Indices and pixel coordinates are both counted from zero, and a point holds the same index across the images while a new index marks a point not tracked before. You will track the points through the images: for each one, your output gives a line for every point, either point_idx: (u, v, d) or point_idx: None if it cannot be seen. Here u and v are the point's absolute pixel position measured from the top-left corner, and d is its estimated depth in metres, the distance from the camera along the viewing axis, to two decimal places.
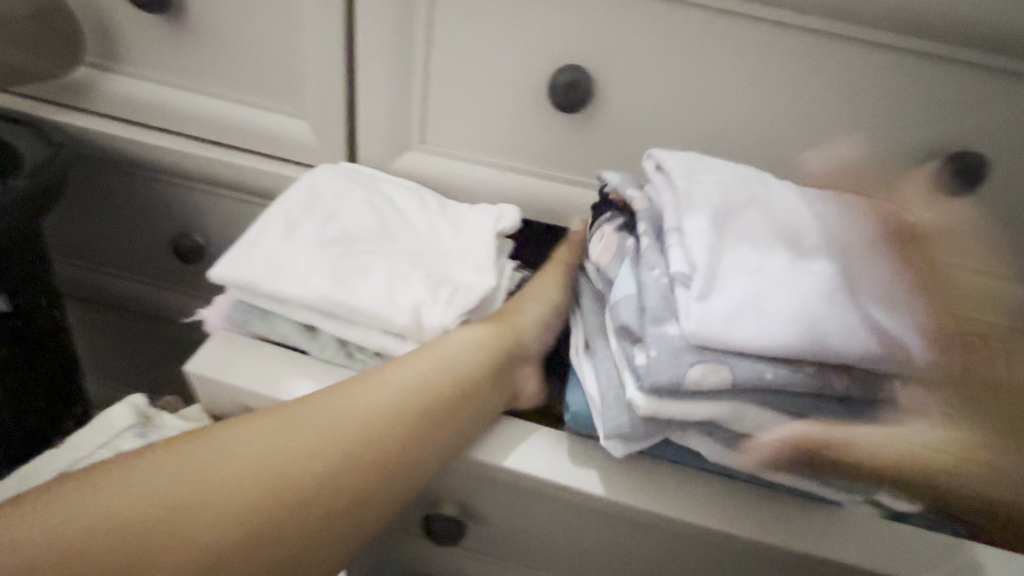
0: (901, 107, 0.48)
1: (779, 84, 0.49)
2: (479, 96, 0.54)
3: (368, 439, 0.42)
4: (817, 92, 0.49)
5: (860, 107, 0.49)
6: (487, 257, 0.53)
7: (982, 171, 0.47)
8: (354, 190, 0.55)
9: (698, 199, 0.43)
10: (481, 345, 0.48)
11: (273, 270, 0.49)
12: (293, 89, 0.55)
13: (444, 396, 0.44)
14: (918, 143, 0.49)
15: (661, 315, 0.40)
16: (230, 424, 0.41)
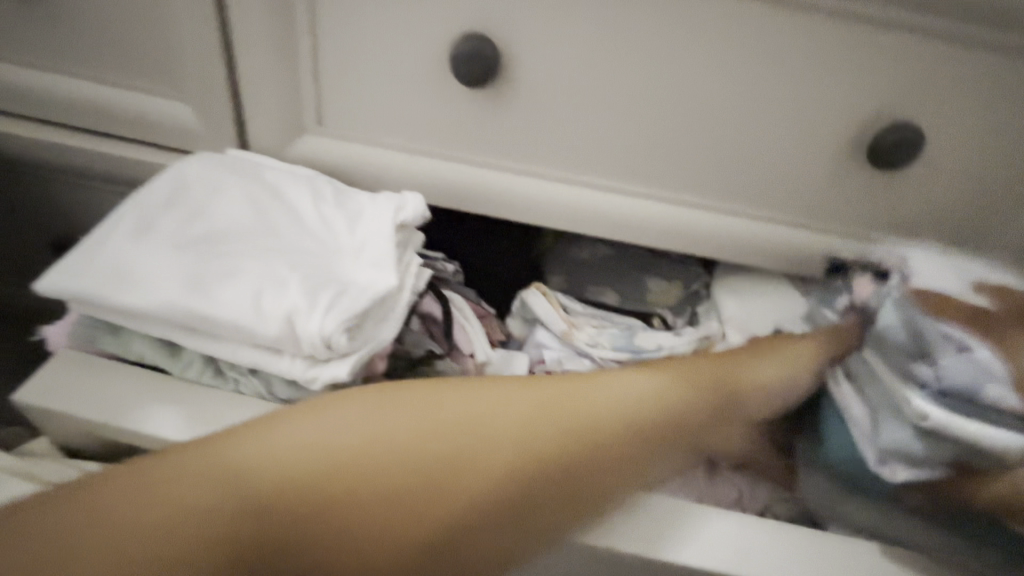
0: (835, 83, 0.44)
1: (702, 56, 0.44)
2: (373, 66, 0.47)
3: (458, 469, 0.32)
4: (746, 68, 0.45)
5: (790, 88, 0.45)
6: (386, 252, 0.40)
7: (917, 146, 0.44)
8: (227, 179, 0.42)
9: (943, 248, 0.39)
10: (632, 407, 0.37)
11: (119, 277, 0.35)
12: (171, 66, 0.49)
13: (565, 458, 0.34)
14: (848, 127, 0.46)
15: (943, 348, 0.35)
16: (325, 403, 0.34)
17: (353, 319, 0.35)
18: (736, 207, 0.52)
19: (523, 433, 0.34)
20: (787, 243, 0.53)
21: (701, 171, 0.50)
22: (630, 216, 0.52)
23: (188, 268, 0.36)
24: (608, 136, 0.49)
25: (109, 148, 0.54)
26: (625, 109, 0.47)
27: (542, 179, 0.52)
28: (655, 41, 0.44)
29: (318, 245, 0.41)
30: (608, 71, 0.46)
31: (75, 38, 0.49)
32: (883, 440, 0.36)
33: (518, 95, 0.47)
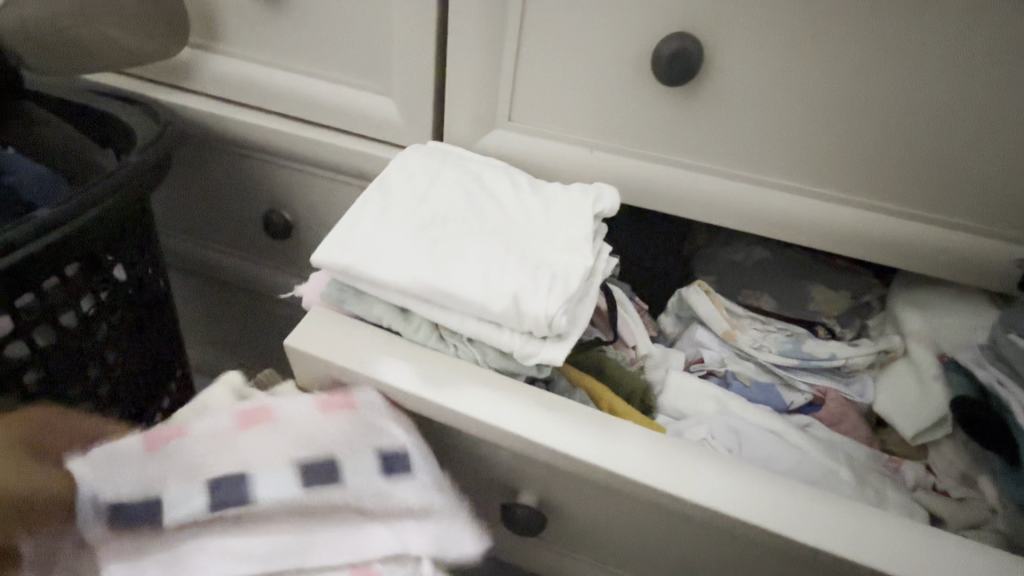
0: None
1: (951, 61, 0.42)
2: (571, 68, 0.49)
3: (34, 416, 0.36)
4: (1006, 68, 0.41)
5: None
6: (584, 237, 0.43)
7: None
8: (441, 167, 0.47)
9: None
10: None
11: (369, 251, 0.40)
12: (390, 66, 0.55)
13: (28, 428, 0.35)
14: None
15: None
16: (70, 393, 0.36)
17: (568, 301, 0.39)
18: (936, 213, 0.48)
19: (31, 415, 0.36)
20: (993, 255, 0.48)
21: (914, 175, 0.47)
22: (815, 216, 0.50)
23: (422, 252, 0.40)
24: (802, 138, 0.48)
25: (320, 136, 0.61)
26: (822, 113, 0.46)
27: (723, 177, 0.51)
28: (870, 48, 0.43)
29: (523, 229, 0.44)
30: (810, 73, 0.45)
31: (313, 43, 0.57)
32: None
33: (713, 93, 0.47)
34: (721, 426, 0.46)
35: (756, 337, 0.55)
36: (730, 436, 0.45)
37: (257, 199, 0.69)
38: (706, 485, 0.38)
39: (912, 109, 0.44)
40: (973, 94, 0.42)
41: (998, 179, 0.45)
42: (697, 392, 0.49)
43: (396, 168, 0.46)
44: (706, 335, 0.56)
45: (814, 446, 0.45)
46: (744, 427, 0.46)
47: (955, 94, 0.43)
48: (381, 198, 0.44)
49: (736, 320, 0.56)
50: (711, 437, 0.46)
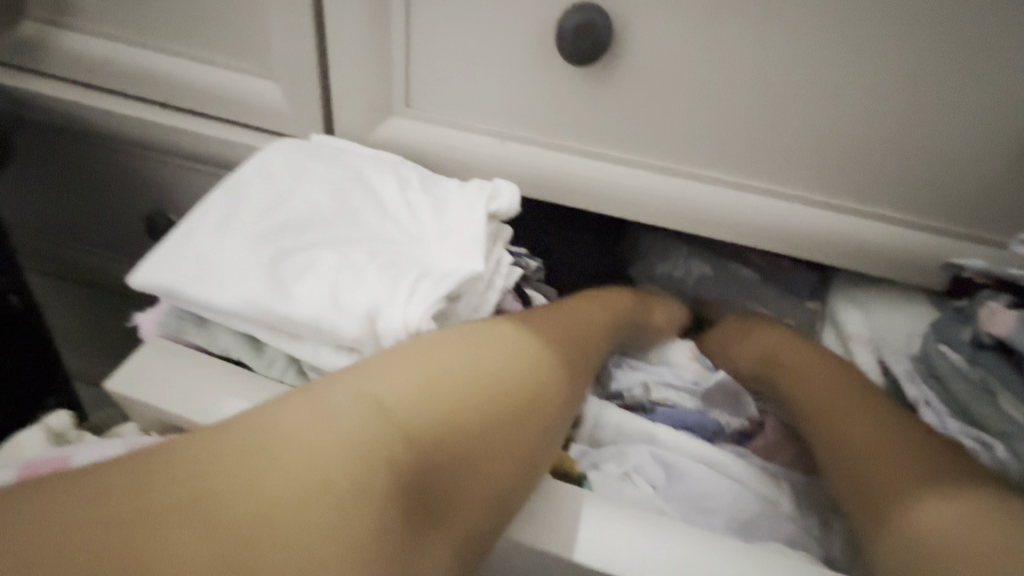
0: None
1: (890, 39, 0.37)
2: (471, 49, 0.42)
3: (246, 468, 0.24)
4: (938, 56, 0.37)
5: (1002, 71, 0.36)
6: (475, 238, 0.36)
7: None
8: (312, 163, 0.40)
9: None
10: (296, 440, 0.25)
11: (204, 271, 0.34)
12: (266, 45, 0.47)
13: (242, 482, 0.23)
14: None
15: None
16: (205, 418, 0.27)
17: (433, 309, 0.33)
18: (876, 208, 0.44)
19: (243, 476, 0.23)
20: (934, 252, 0.44)
21: (846, 169, 0.42)
22: (749, 213, 0.45)
23: (267, 265, 0.34)
24: (732, 128, 0.42)
25: (196, 126, 0.53)
26: (753, 98, 0.41)
27: (646, 171, 0.46)
28: (803, 25, 0.37)
29: (399, 233, 0.37)
30: (737, 55, 0.39)
31: (173, 15, 0.48)
32: None
33: (631, 76, 0.41)
34: (647, 458, 0.40)
35: (671, 350, 0.51)
36: (654, 466, 0.39)
37: (135, 198, 0.60)
38: (602, 543, 0.30)
39: (850, 99, 0.39)
40: (906, 86, 0.38)
41: (939, 172, 0.41)
42: (622, 414, 0.42)
43: (253, 167, 0.39)
44: (624, 363, 0.50)
45: (751, 471, 0.40)
46: (674, 455, 0.40)
47: (887, 84, 0.38)
48: (227, 204, 0.37)
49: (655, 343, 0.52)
50: (635, 471, 0.39)
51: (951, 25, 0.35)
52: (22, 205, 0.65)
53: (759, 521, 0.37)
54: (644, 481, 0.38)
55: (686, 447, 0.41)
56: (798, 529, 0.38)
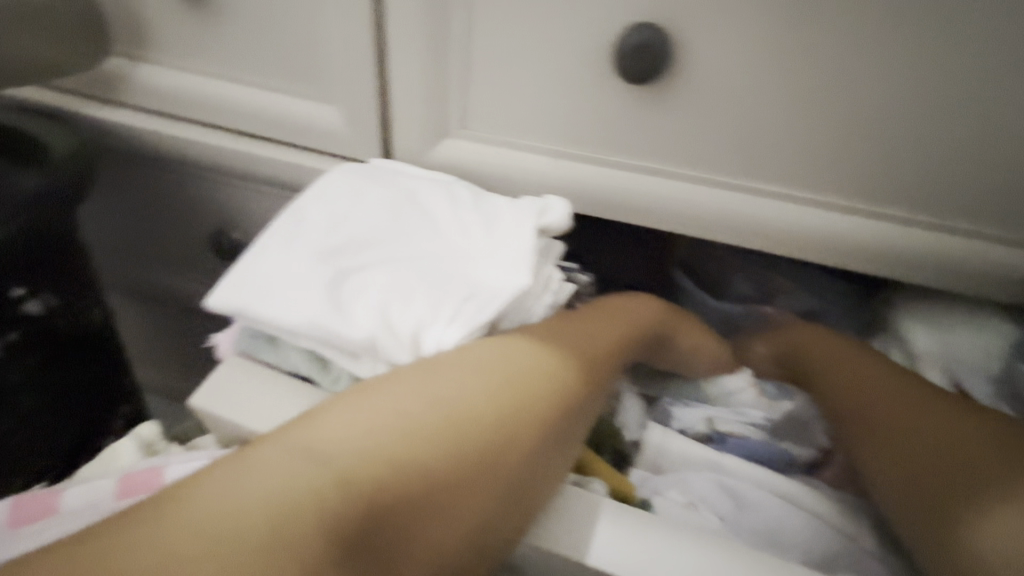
0: None
1: (967, 48, 0.35)
2: (526, 70, 0.43)
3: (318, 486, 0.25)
4: (1022, 63, 0.35)
5: None
6: (529, 258, 0.36)
7: None
8: (370, 185, 0.41)
9: None
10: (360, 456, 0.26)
11: (272, 293, 0.35)
12: (328, 72, 0.49)
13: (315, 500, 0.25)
14: None
15: None
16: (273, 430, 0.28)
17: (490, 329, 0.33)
18: (951, 221, 0.42)
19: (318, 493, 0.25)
20: (1013, 268, 0.42)
21: (916, 182, 0.41)
22: (811, 228, 0.44)
23: (329, 287, 0.35)
24: (793, 142, 0.41)
25: (261, 150, 0.56)
26: (817, 112, 0.40)
27: (702, 187, 0.45)
28: (872, 37, 0.36)
29: (454, 254, 0.38)
30: (800, 69, 0.38)
31: (241, 48, 0.51)
32: None
33: (688, 94, 0.41)
34: (713, 485, 0.39)
35: (730, 381, 0.48)
36: (719, 493, 0.39)
37: (202, 218, 0.64)
38: (673, 567, 0.30)
39: (921, 110, 0.38)
40: (985, 95, 0.36)
41: (1020, 184, 0.39)
42: (685, 443, 0.42)
43: (313, 191, 0.41)
44: (682, 398, 0.49)
45: (821, 500, 0.39)
46: (742, 483, 0.39)
47: (964, 93, 0.37)
48: (291, 227, 0.39)
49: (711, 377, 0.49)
50: (699, 498, 0.38)
51: None
52: (99, 226, 0.69)
53: (832, 553, 0.36)
54: (708, 509, 0.38)
55: (753, 478, 0.40)
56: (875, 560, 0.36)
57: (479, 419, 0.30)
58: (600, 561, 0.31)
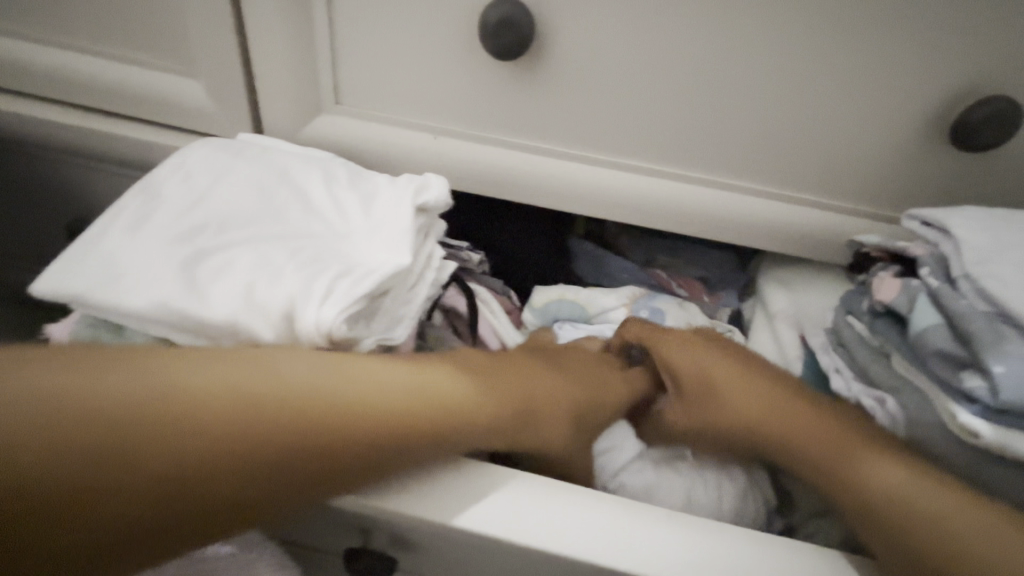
0: (952, 46, 0.38)
1: (786, 34, 0.39)
2: (397, 46, 0.43)
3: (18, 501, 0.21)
4: (830, 48, 0.39)
5: (886, 62, 0.39)
6: (403, 230, 0.36)
7: (936, 119, 0.41)
8: (232, 162, 0.39)
9: (1004, 251, 0.31)
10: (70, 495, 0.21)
11: (111, 275, 0.32)
12: (185, 43, 0.46)
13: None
14: (960, 88, 0.40)
15: (966, 360, 0.30)
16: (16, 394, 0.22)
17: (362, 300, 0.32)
18: (790, 191, 0.46)
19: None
20: (842, 232, 0.47)
21: (759, 155, 0.45)
22: (676, 200, 0.48)
23: (181, 266, 0.32)
24: (653, 118, 0.44)
25: (115, 128, 0.51)
26: (673, 89, 0.43)
27: (579, 163, 0.47)
28: (713, 20, 0.39)
29: (325, 229, 0.36)
30: (655, 48, 0.41)
31: (83, 12, 0.46)
32: (956, 423, 0.30)
33: (558, 72, 0.43)
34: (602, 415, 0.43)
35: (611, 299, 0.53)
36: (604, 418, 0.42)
37: (54, 204, 0.58)
38: (522, 510, 0.30)
39: (756, 88, 0.42)
40: (805, 77, 0.41)
41: (843, 157, 0.44)
42: None
43: (170, 167, 0.38)
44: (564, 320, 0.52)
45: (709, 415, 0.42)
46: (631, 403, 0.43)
47: (788, 74, 0.41)
48: (141, 206, 0.35)
49: (589, 295, 0.53)
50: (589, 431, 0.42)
51: (840, 19, 0.38)
52: None
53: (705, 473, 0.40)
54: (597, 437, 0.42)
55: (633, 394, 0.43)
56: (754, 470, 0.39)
57: (369, 421, 0.26)
58: (463, 518, 0.30)
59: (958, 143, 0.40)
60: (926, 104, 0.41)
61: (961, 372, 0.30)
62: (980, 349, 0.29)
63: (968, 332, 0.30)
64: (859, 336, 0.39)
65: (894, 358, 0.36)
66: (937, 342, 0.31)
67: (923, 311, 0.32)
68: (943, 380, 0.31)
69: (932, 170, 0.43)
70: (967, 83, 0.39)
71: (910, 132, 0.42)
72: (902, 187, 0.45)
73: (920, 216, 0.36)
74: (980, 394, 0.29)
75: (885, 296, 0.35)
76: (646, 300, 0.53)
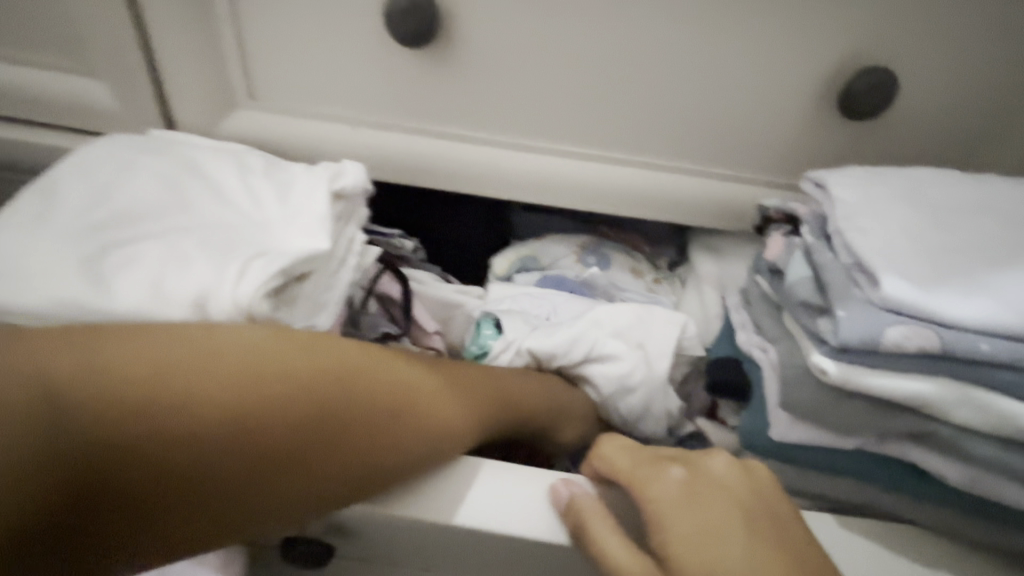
0: (830, 22, 0.41)
1: (679, 15, 0.41)
2: (306, 38, 0.43)
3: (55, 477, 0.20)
4: (720, 28, 0.42)
5: (773, 38, 0.42)
6: (321, 216, 0.36)
7: (826, 90, 0.44)
8: (139, 160, 0.38)
9: (869, 209, 0.34)
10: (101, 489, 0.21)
11: (5, 274, 0.30)
12: (84, 44, 0.44)
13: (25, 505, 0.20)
14: (842, 60, 0.43)
15: (824, 307, 0.32)
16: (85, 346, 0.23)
17: (276, 281, 0.31)
18: (701, 165, 0.49)
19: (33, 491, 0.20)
20: (750, 199, 0.50)
21: (669, 131, 0.47)
22: (597, 178, 0.50)
23: (80, 262, 0.31)
24: (565, 101, 0.46)
25: (17, 136, 0.49)
26: (577, 68, 0.44)
27: (501, 147, 0.48)
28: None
29: (240, 219, 0.36)
30: (556, 27, 0.42)
31: None
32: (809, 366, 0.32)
33: (468, 54, 0.43)
34: (610, 342, 0.44)
35: (559, 252, 0.58)
36: (619, 344, 0.44)
37: None
38: (490, 495, 0.31)
39: (658, 68, 0.44)
40: (701, 56, 0.43)
41: (743, 127, 0.47)
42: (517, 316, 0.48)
43: (69, 168, 0.37)
44: (522, 272, 0.57)
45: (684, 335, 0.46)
46: (642, 333, 0.45)
47: (687, 53, 0.43)
48: (37, 207, 0.34)
49: (542, 247, 0.58)
50: (597, 357, 0.44)
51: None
52: None
53: (653, 405, 0.43)
54: (608, 362, 0.43)
55: (640, 324, 0.45)
56: (712, 387, 0.41)
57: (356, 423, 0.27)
58: (460, 511, 0.30)
59: (846, 111, 0.44)
60: (811, 70, 0.43)
61: (818, 318, 0.32)
62: (833, 294, 0.31)
63: (826, 281, 0.32)
64: (761, 295, 0.41)
65: (783, 312, 0.37)
66: (802, 292, 0.33)
67: (796, 265, 0.35)
68: (808, 329, 0.33)
69: (827, 137, 0.47)
70: (846, 49, 0.42)
71: (803, 103, 0.45)
72: (803, 155, 0.48)
73: (812, 178, 0.38)
74: (829, 337, 0.31)
75: (773, 255, 0.38)
76: (595, 248, 0.58)
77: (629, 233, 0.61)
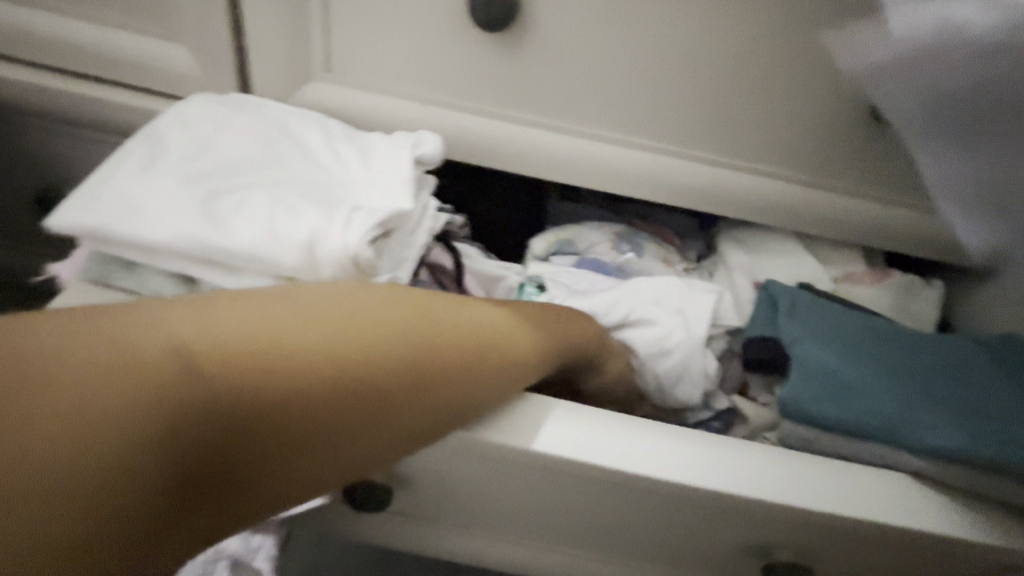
0: None
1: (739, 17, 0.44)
2: (387, 17, 0.45)
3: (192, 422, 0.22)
4: (775, 32, 0.45)
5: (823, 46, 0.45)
6: (406, 179, 0.38)
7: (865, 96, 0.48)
8: (233, 116, 0.40)
9: None
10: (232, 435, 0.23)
11: (131, 207, 0.33)
12: (172, 9, 0.47)
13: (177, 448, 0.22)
14: None
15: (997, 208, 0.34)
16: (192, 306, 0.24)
17: (375, 231, 0.34)
18: (741, 159, 0.52)
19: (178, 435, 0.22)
20: (785, 195, 0.54)
21: (715, 126, 0.50)
22: (643, 167, 0.53)
23: (197, 203, 0.33)
24: (622, 92, 0.49)
25: (95, 92, 0.51)
26: (637, 62, 0.47)
27: (556, 133, 0.51)
28: None
29: (330, 177, 0.39)
30: (622, 18, 0.45)
31: None
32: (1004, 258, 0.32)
33: (536, 43, 0.46)
34: (647, 306, 0.47)
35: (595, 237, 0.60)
36: (656, 310, 0.47)
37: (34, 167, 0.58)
38: (559, 432, 0.33)
39: (712, 67, 0.47)
40: (754, 58, 0.46)
41: (786, 124, 0.50)
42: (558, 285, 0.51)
43: (172, 118, 0.39)
44: (560, 254, 0.59)
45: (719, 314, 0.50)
46: (681, 302, 0.48)
47: (741, 54, 0.46)
48: (147, 151, 0.36)
49: (579, 232, 0.60)
50: (634, 321, 0.47)
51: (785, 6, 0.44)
52: None
53: (691, 375, 0.46)
54: (645, 324, 0.46)
55: (680, 295, 0.48)
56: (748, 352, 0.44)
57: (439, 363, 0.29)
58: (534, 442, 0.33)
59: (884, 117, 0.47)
60: None
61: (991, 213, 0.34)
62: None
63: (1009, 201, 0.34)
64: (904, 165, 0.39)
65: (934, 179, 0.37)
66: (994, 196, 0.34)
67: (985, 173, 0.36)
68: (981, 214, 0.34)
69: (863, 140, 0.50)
70: None
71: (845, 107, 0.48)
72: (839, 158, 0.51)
73: None
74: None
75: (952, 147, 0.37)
76: (630, 236, 0.60)
77: (660, 224, 0.64)
